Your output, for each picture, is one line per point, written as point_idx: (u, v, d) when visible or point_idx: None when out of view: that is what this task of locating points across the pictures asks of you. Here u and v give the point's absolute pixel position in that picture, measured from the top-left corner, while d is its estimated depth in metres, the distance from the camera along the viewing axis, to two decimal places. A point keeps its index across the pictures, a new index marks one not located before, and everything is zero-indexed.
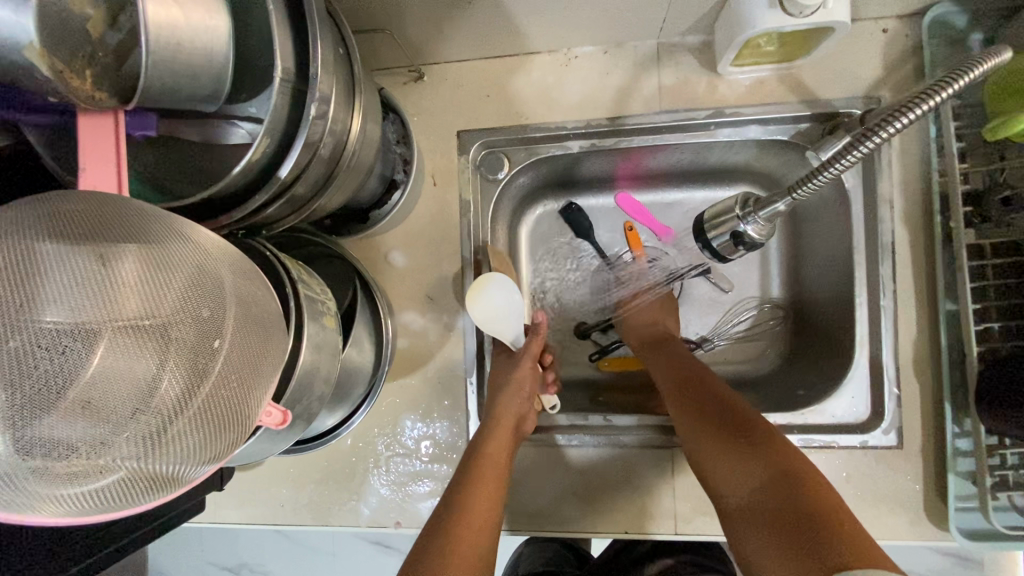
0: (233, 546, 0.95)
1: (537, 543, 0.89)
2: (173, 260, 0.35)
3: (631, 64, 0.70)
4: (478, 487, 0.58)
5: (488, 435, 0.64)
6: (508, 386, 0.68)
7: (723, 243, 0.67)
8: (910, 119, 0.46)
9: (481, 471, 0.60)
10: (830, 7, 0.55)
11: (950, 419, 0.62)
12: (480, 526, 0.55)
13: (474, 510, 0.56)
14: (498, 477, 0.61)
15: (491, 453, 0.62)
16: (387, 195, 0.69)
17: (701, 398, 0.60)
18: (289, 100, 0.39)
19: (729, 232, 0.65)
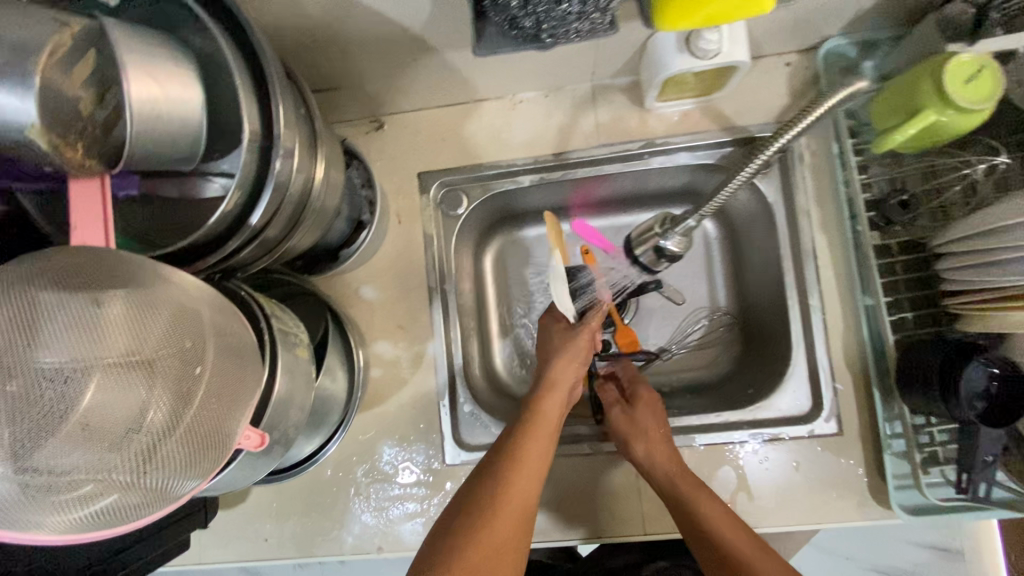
0: None
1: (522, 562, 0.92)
2: (157, 299, 0.39)
3: (570, 105, 0.78)
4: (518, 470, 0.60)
5: (541, 400, 0.68)
6: (564, 351, 0.72)
7: (648, 257, 0.72)
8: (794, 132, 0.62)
9: (531, 429, 0.64)
10: (728, 52, 0.63)
11: (880, 403, 0.68)
12: (522, 488, 0.59)
13: (519, 471, 0.60)
14: (548, 439, 0.64)
15: (544, 415, 0.66)
16: (355, 235, 0.75)
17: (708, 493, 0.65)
18: (256, 157, 0.44)
19: (653, 246, 0.71)
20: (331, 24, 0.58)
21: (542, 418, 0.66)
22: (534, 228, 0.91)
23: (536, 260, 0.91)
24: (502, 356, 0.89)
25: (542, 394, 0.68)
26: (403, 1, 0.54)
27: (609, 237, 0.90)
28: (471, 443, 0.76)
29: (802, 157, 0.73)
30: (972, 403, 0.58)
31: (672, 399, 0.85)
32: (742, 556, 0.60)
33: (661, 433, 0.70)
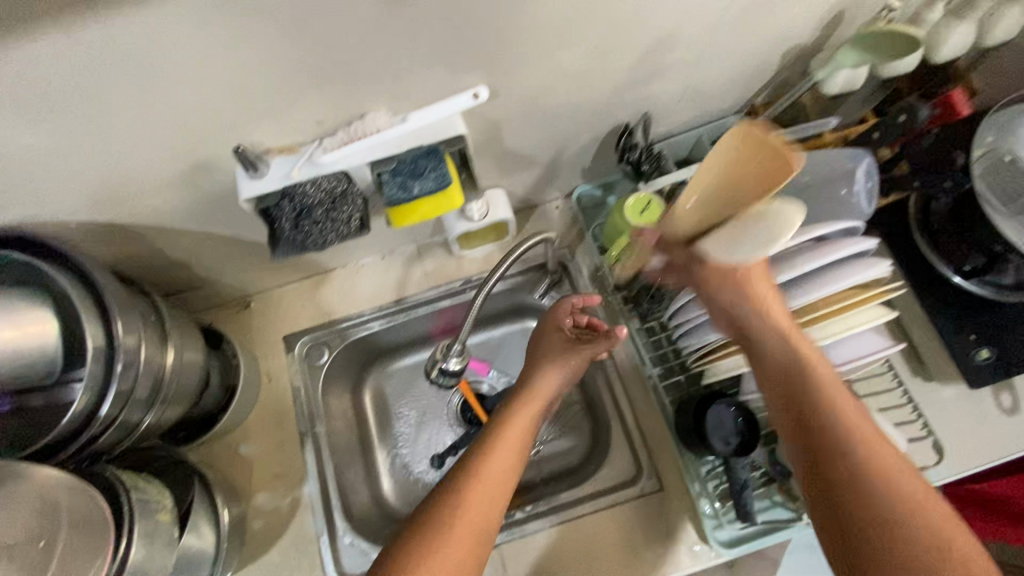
0: None
1: None
2: (18, 498, 0.53)
3: (401, 263, 0.98)
4: (503, 439, 0.73)
5: (525, 403, 0.78)
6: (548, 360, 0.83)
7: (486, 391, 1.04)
8: (505, 266, 0.72)
9: (503, 432, 0.74)
10: (492, 212, 0.85)
11: (680, 457, 0.82)
12: (506, 457, 0.72)
13: (503, 445, 0.73)
14: (524, 444, 0.75)
15: (535, 391, 0.80)
16: (229, 400, 0.87)
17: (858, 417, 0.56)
18: (101, 365, 0.58)
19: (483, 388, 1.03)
20: (181, 248, 0.76)
21: (521, 418, 0.77)
22: (401, 360, 1.06)
23: (408, 389, 1.05)
24: (388, 480, 0.99)
25: (533, 378, 0.82)
26: (232, 225, 0.74)
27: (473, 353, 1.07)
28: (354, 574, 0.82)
29: (582, 270, 0.96)
30: (724, 440, 0.74)
31: (540, 490, 0.96)
32: (891, 468, 0.53)
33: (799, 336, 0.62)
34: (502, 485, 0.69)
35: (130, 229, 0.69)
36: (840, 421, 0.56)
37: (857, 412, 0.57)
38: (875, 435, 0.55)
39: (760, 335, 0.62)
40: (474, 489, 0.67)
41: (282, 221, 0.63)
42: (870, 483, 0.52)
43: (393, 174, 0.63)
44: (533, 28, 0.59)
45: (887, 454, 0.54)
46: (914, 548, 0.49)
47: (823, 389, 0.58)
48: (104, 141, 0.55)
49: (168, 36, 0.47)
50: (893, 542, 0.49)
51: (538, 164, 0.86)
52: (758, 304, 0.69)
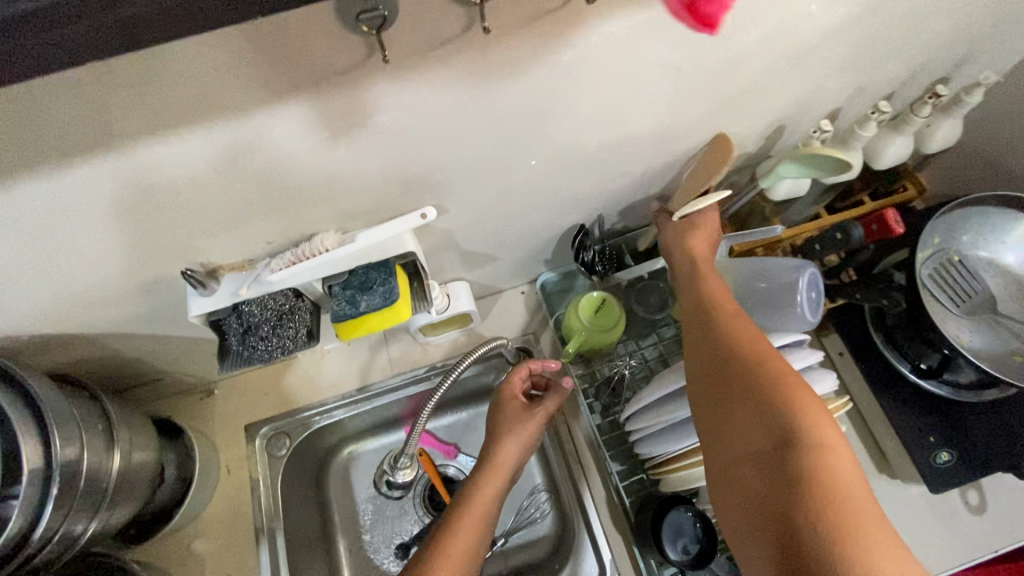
0: None
1: None
2: None
3: (367, 348, 0.99)
4: (461, 523, 0.67)
5: (485, 480, 0.73)
6: (512, 434, 0.77)
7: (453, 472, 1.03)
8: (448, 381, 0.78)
9: (463, 517, 0.68)
10: (453, 304, 0.86)
11: (641, 560, 0.80)
12: (466, 542, 0.66)
13: (462, 528, 0.67)
14: (486, 524, 0.70)
15: (499, 464, 0.75)
16: (183, 495, 0.86)
17: (781, 379, 0.50)
18: (37, 488, 0.58)
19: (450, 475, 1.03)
20: (138, 349, 0.77)
21: (481, 498, 0.71)
22: (368, 443, 1.05)
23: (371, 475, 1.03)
24: (350, 571, 0.96)
25: (495, 446, 0.76)
26: (189, 327, 0.75)
27: (442, 435, 1.06)
28: None
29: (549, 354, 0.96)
30: (683, 547, 0.73)
31: None
32: (803, 435, 0.46)
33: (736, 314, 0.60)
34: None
35: (88, 336, 0.70)
36: (754, 384, 0.51)
37: (733, 316, 0.61)
38: (768, 351, 0.54)
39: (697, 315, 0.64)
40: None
41: (230, 336, 0.63)
42: (724, 367, 0.55)
43: (344, 287, 0.65)
44: (480, 158, 0.61)
45: (750, 343, 0.56)
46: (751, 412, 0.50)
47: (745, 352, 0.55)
48: (54, 271, 0.57)
49: (115, 185, 0.49)
50: (737, 415, 0.51)
51: (499, 259, 0.88)
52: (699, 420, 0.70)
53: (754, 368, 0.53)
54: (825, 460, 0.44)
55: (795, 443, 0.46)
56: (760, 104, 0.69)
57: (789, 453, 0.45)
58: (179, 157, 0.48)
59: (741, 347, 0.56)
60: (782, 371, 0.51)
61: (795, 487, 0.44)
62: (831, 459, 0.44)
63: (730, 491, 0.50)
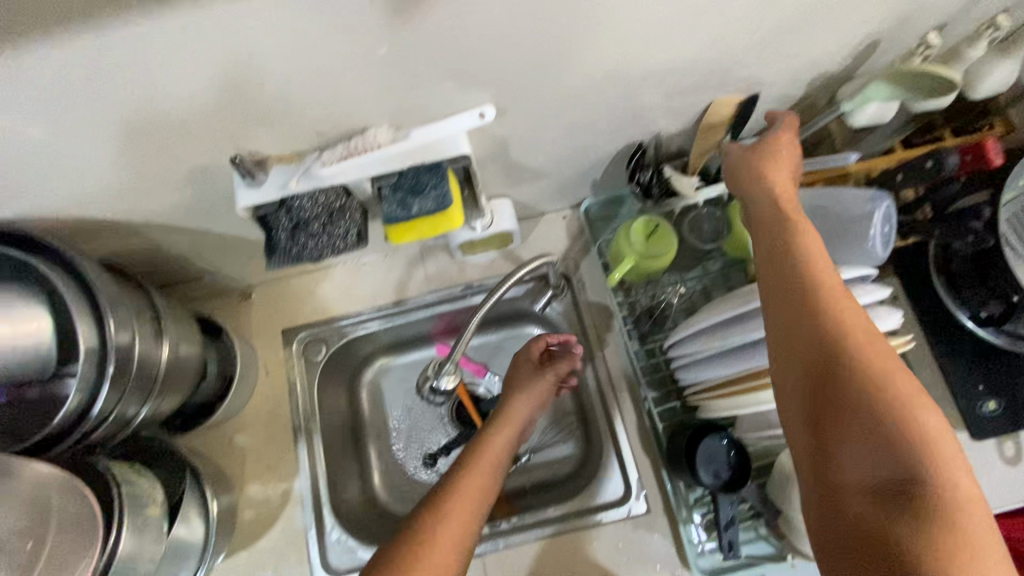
0: None
1: None
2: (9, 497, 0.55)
3: (403, 263, 0.98)
4: (473, 466, 0.74)
5: (496, 431, 0.81)
6: (527, 393, 0.86)
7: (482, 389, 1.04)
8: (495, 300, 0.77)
9: (476, 460, 0.76)
10: (495, 223, 0.83)
11: (670, 482, 0.82)
12: (476, 484, 0.72)
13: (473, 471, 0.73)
14: (495, 469, 0.76)
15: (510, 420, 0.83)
16: (225, 392, 0.88)
17: (911, 410, 0.48)
18: (94, 365, 0.60)
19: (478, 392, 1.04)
20: (181, 243, 0.76)
21: (492, 448, 0.79)
22: (397, 358, 1.06)
23: (403, 388, 1.05)
24: (381, 474, 1.00)
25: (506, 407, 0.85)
26: (230, 225, 0.74)
27: (472, 355, 1.07)
28: (339, 570, 0.83)
29: (587, 283, 0.94)
30: (716, 472, 0.73)
31: (530, 499, 0.97)
32: (934, 481, 0.46)
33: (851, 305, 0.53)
34: (469, 511, 0.68)
35: (131, 226, 0.69)
36: (884, 411, 0.48)
37: (848, 307, 0.53)
38: (891, 364, 0.50)
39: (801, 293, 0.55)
40: (446, 512, 0.67)
41: (278, 232, 0.62)
42: (844, 384, 0.50)
43: (394, 188, 0.62)
44: (548, 51, 0.56)
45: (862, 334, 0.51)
46: (870, 423, 0.48)
47: (867, 365, 0.50)
48: (102, 149, 0.55)
49: (131, 91, 0.49)
50: (858, 443, 0.49)
51: (546, 176, 0.84)
52: (751, 350, 0.68)
53: (879, 389, 0.49)
54: (955, 508, 0.45)
55: (924, 487, 0.46)
56: (858, 12, 0.62)
57: (917, 496, 0.46)
58: (235, 22, 0.44)
59: (862, 356, 0.50)
60: (910, 400, 0.48)
61: (924, 535, 0.44)
62: (959, 505, 0.45)
63: (828, 503, 0.51)
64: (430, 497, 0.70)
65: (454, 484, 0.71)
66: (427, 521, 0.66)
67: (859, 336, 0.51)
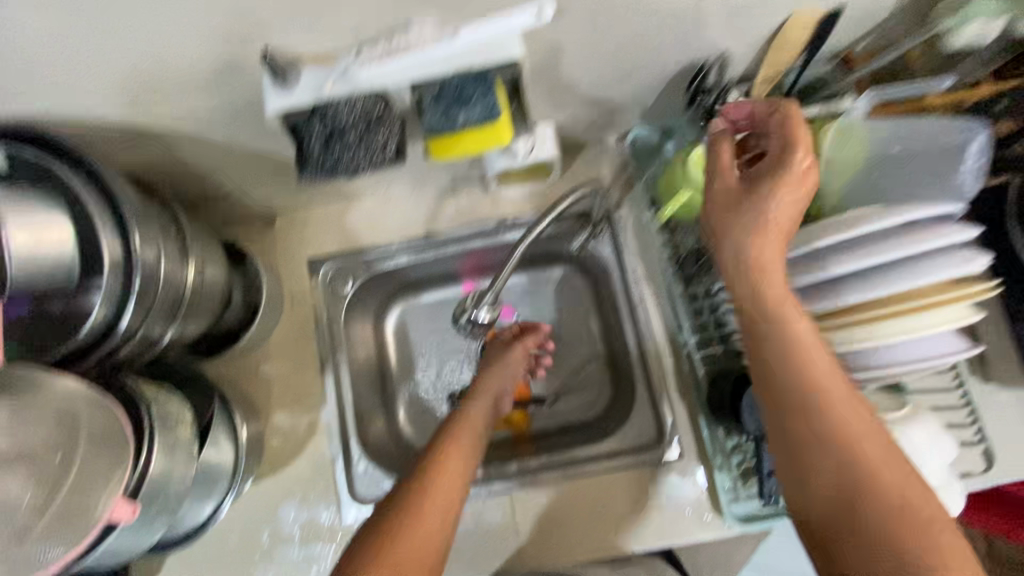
0: None
1: None
2: (35, 408, 0.52)
3: (434, 195, 0.92)
4: (453, 443, 0.72)
5: (472, 406, 0.79)
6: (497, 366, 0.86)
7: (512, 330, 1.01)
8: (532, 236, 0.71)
9: (457, 436, 0.73)
10: (537, 149, 0.76)
11: (705, 427, 0.80)
12: (459, 463, 0.70)
13: (454, 450, 0.71)
14: (475, 443, 0.74)
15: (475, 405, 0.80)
16: (250, 320, 0.86)
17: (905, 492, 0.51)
18: (119, 278, 0.57)
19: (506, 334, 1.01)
20: (203, 158, 0.71)
21: (469, 423, 0.77)
22: (422, 295, 1.03)
23: (429, 325, 1.02)
24: (406, 410, 0.99)
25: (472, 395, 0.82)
26: (256, 139, 0.69)
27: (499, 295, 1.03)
28: (366, 499, 0.83)
29: (627, 221, 0.89)
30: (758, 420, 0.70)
31: (555, 439, 0.96)
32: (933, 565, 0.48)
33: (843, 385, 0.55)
34: (457, 493, 0.67)
35: (152, 135, 0.64)
36: (882, 496, 0.51)
37: (842, 387, 0.54)
38: (880, 447, 0.53)
39: (799, 364, 0.55)
40: (435, 489, 0.66)
41: (311, 140, 0.57)
42: (851, 466, 0.52)
43: (436, 98, 0.56)
44: None
45: (845, 410, 0.54)
46: (875, 505, 0.50)
47: (866, 449, 0.52)
48: (119, 36, 0.50)
49: None
50: (871, 521, 0.50)
51: (595, 99, 0.77)
52: (812, 295, 0.64)
53: (877, 473, 0.51)
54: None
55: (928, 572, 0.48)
56: None
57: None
58: None
59: (857, 441, 0.53)
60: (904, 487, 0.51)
61: None
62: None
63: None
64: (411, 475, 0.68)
65: (438, 460, 0.70)
66: (414, 495, 0.65)
67: (852, 418, 0.53)
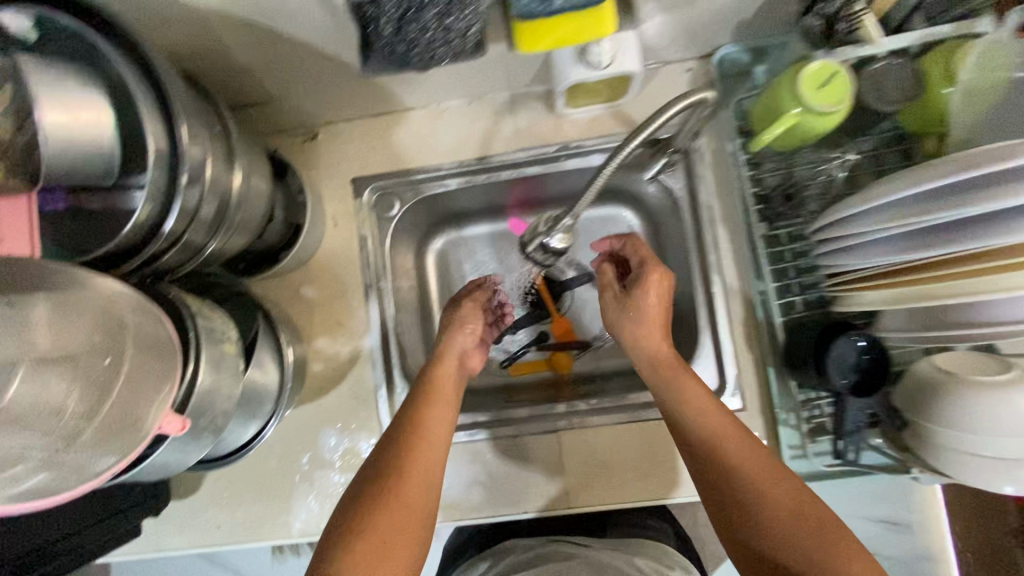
0: None
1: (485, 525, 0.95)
2: (78, 308, 0.47)
3: (490, 113, 0.84)
4: (431, 403, 0.69)
5: (442, 363, 0.75)
6: (456, 326, 0.78)
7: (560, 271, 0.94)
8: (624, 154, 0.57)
9: (432, 396, 0.70)
10: (618, 60, 0.68)
11: (774, 380, 0.74)
12: (438, 424, 0.67)
13: (431, 412, 0.68)
14: (452, 405, 0.71)
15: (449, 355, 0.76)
16: (292, 240, 0.80)
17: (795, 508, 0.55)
18: (164, 172, 0.51)
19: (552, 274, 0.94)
20: (247, 49, 0.64)
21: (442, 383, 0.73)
22: (468, 227, 0.96)
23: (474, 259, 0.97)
24: None
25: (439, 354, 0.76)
26: (306, 26, 0.60)
27: None
28: None
29: (703, 154, 0.80)
30: (843, 376, 0.64)
31: (602, 384, 0.92)
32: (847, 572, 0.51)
33: (723, 419, 0.62)
34: (438, 454, 0.65)
35: (192, 13, 0.57)
36: (780, 518, 0.55)
37: (722, 423, 0.61)
38: (762, 468, 0.58)
39: (687, 418, 0.63)
40: (412, 454, 0.63)
41: (383, 24, 0.49)
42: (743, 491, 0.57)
43: None
44: None
45: (729, 441, 0.60)
46: (778, 526, 0.55)
47: (751, 473, 0.58)
48: None
49: None
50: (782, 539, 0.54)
51: (690, 3, 0.66)
52: (930, 240, 0.58)
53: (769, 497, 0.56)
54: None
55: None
56: None
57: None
58: None
59: (742, 467, 0.58)
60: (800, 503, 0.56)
61: None
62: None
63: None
64: (389, 437, 0.66)
65: (416, 421, 0.67)
66: (393, 458, 0.63)
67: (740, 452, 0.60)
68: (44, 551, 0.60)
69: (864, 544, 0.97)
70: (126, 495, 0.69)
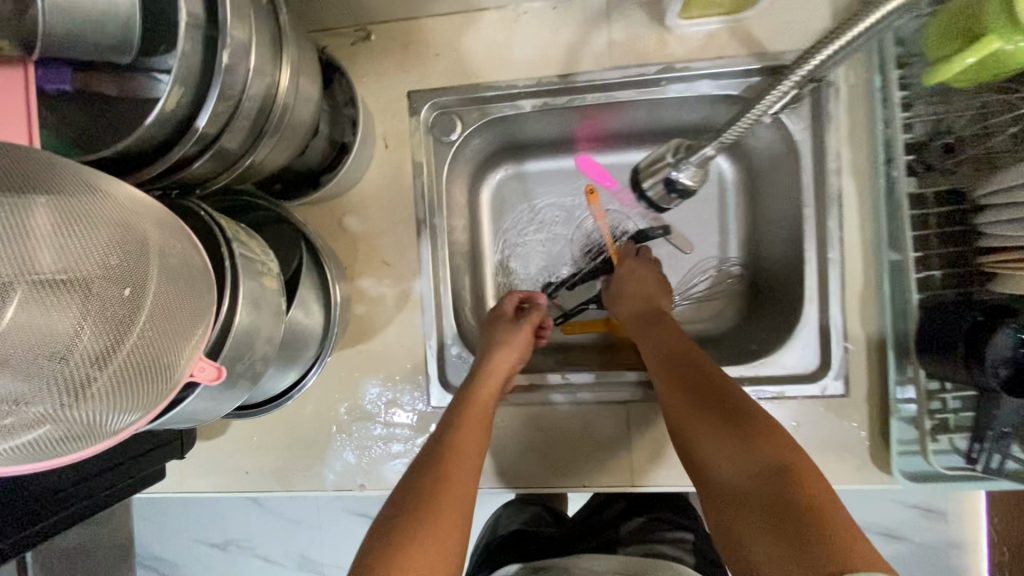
0: (223, 519, 1.04)
1: (517, 507, 0.86)
2: (91, 217, 0.36)
3: (580, 21, 0.69)
4: (468, 423, 0.61)
5: (485, 386, 0.65)
6: (505, 344, 0.69)
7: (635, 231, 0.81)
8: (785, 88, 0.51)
9: (468, 415, 0.61)
10: None
11: (893, 365, 0.63)
12: (474, 440, 0.59)
13: (468, 426, 0.60)
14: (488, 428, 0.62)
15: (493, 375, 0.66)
16: (337, 162, 0.68)
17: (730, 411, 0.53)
18: (199, 48, 0.41)
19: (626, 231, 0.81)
20: None
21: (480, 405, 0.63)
22: (530, 162, 0.84)
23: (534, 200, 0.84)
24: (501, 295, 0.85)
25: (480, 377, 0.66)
26: None
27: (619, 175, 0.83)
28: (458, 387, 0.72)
29: (837, 88, 0.66)
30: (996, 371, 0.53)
31: None
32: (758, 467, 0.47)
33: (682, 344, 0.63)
34: (474, 475, 0.56)
35: None
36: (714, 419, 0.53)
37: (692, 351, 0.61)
38: (715, 382, 0.57)
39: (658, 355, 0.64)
40: (445, 473, 0.54)
41: None
42: (688, 398, 0.57)
43: None
44: None
45: (689, 361, 0.60)
46: (707, 427, 0.53)
47: (699, 383, 0.57)
48: None
49: None
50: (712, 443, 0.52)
51: None
52: None
53: (708, 403, 0.55)
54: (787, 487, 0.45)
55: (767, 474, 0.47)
56: None
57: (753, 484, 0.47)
58: None
59: (693, 378, 0.58)
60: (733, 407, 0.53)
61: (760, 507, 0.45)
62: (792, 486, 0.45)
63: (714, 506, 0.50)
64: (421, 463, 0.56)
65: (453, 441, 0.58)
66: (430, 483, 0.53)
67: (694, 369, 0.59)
68: (66, 492, 0.53)
69: (903, 533, 0.91)
70: (150, 436, 0.62)
